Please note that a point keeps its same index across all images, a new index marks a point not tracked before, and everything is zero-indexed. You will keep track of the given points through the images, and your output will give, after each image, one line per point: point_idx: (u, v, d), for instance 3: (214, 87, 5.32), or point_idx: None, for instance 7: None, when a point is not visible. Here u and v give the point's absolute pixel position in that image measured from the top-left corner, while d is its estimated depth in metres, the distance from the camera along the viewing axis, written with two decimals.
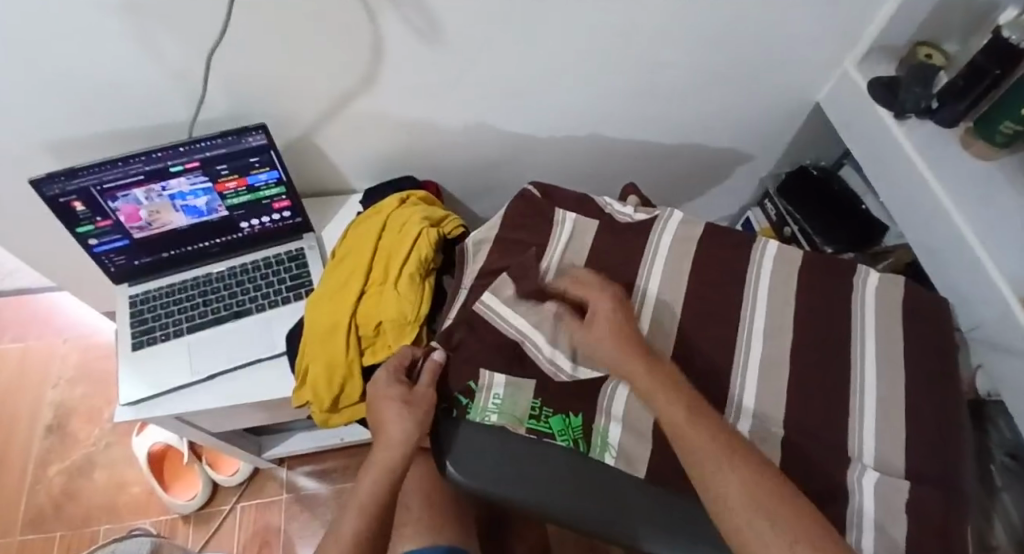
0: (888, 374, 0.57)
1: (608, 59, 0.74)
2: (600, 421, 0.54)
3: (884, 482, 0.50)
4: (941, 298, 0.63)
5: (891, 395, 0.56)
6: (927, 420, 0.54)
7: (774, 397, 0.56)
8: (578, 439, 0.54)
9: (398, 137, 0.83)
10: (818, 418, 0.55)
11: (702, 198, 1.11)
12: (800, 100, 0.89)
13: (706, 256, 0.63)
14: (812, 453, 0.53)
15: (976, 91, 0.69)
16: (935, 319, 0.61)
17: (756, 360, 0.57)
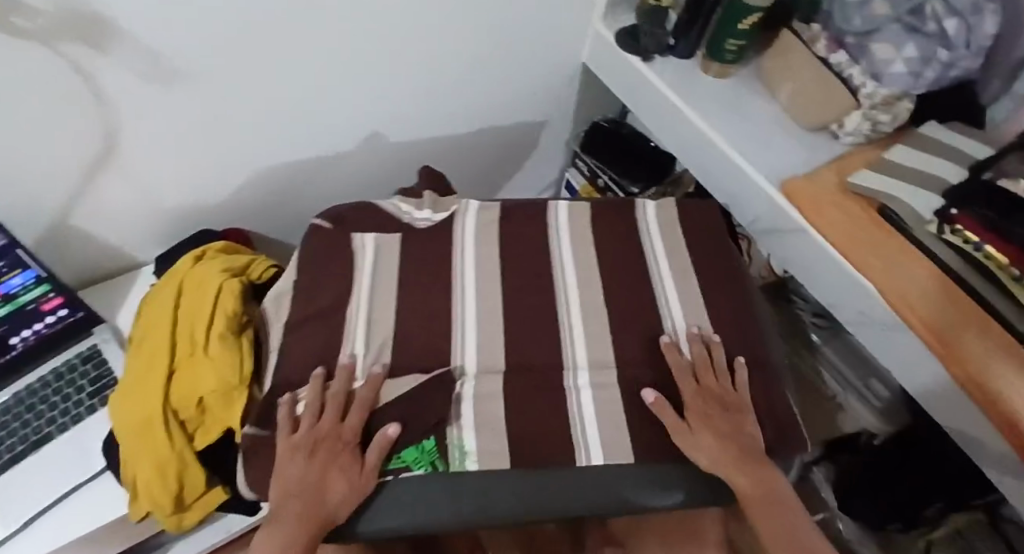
0: (685, 286, 0.63)
1: (370, 59, 0.74)
2: (451, 434, 0.52)
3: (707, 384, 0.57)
4: (712, 203, 0.73)
5: (691, 303, 0.62)
6: (724, 315, 0.62)
7: (603, 338, 0.58)
8: (434, 460, 0.52)
9: (178, 196, 0.75)
10: (645, 346, 0.58)
11: (521, 175, 1.14)
12: (570, 63, 0.95)
13: (511, 230, 0.66)
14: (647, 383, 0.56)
15: (700, 22, 0.79)
16: (707, 228, 0.69)
17: (577, 306, 0.60)
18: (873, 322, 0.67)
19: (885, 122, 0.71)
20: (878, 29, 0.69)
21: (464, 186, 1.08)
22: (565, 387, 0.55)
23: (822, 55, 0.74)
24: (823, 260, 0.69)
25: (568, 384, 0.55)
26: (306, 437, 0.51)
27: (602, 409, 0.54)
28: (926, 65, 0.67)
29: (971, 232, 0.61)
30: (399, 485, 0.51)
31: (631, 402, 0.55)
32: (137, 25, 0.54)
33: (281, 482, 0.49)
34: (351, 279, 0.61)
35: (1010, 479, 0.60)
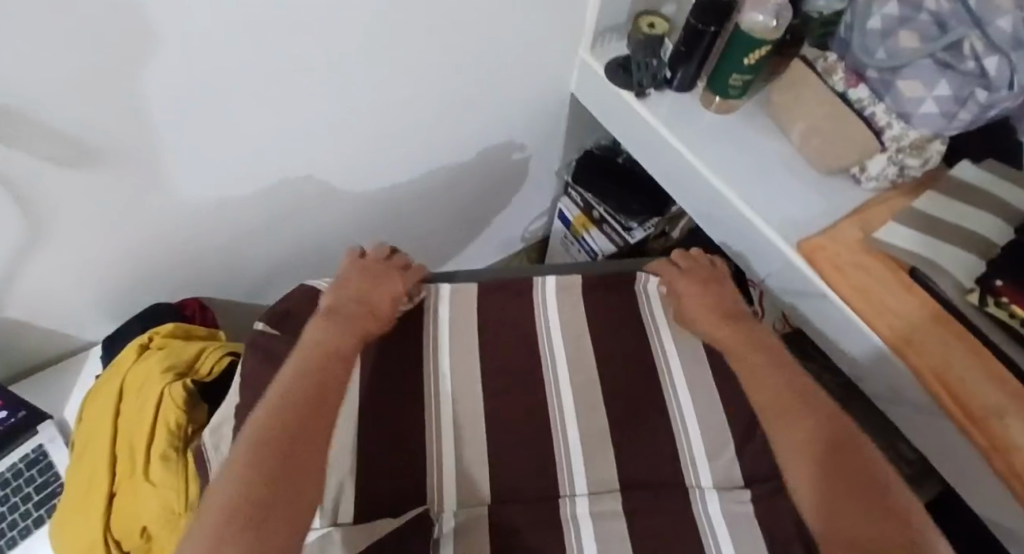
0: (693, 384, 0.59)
1: (333, 114, 0.67)
2: None
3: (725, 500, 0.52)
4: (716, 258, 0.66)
5: (704, 406, 0.58)
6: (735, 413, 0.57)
7: (603, 455, 0.55)
8: None
9: (123, 273, 0.68)
10: (649, 465, 0.54)
11: (510, 205, 1.07)
12: (557, 93, 0.87)
13: (489, 321, 0.63)
14: (653, 512, 0.51)
15: (699, 53, 0.69)
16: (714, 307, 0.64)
17: (575, 414, 0.57)
18: (907, 398, 0.60)
19: (914, 167, 0.64)
20: (906, 65, 0.60)
21: (448, 224, 1.00)
22: (563, 514, 0.50)
23: (840, 90, 0.65)
24: (849, 332, 0.61)
25: (566, 516, 0.50)
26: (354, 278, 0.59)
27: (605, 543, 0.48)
28: (960, 105, 0.59)
29: (1016, 304, 0.52)
30: None
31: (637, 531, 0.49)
32: (48, 120, 0.46)
33: (270, 407, 0.44)
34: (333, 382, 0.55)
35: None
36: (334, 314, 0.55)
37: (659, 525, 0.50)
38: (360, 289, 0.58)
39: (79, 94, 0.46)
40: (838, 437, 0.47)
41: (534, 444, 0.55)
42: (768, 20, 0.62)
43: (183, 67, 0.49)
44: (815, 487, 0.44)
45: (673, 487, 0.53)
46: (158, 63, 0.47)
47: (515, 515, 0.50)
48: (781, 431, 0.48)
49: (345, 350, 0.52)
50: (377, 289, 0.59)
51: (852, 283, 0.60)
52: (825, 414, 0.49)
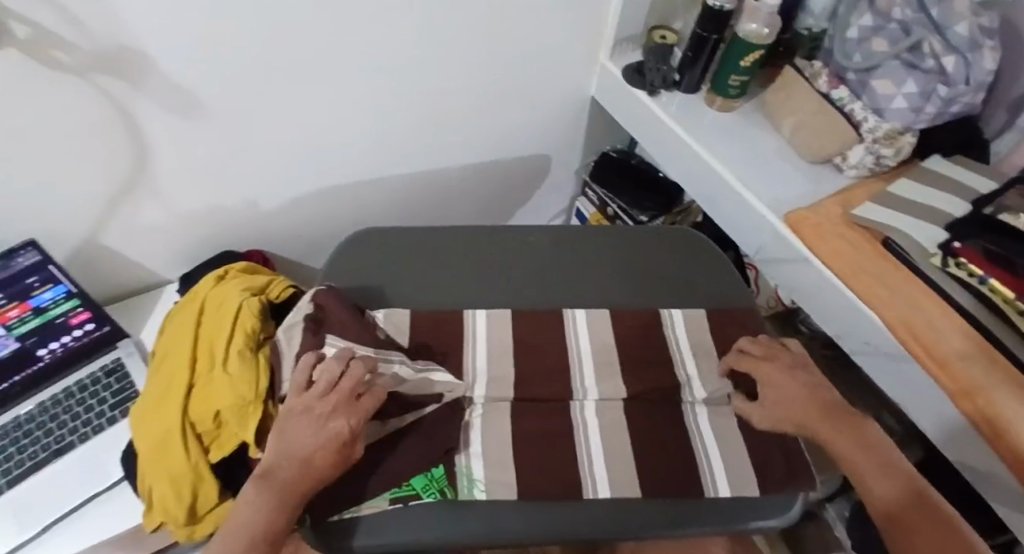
0: (690, 317, 0.65)
1: (386, 93, 0.78)
2: (461, 462, 0.54)
3: (714, 415, 0.59)
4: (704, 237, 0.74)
5: (699, 337, 0.63)
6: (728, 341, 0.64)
7: (607, 364, 0.61)
8: (444, 488, 0.53)
9: (201, 221, 0.79)
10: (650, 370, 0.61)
11: (532, 201, 1.18)
12: (578, 96, 0.99)
13: (520, 243, 0.70)
14: (653, 419, 0.58)
15: (704, 58, 0.81)
16: (709, 252, 0.72)
17: (585, 327, 0.64)
18: (880, 351, 0.68)
19: (889, 156, 0.74)
20: (878, 66, 0.71)
21: (476, 212, 1.11)
22: (574, 414, 0.58)
23: (823, 91, 0.76)
24: (828, 292, 0.70)
25: (576, 416, 0.58)
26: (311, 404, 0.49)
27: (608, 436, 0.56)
28: (926, 100, 0.69)
29: (975, 265, 0.63)
30: (408, 513, 0.52)
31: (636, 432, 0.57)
32: (163, 62, 0.58)
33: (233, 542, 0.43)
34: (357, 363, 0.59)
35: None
36: (272, 471, 0.46)
37: (654, 428, 0.57)
38: (302, 433, 0.47)
39: (188, 41, 0.57)
40: (930, 513, 0.48)
41: (549, 352, 0.62)
42: (760, 28, 0.74)
43: (267, 24, 0.61)
44: None
45: (670, 400, 0.60)
46: (250, 20, 0.59)
47: (529, 412, 0.58)
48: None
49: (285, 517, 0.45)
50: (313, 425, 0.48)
51: (834, 249, 0.69)
52: (912, 485, 0.50)
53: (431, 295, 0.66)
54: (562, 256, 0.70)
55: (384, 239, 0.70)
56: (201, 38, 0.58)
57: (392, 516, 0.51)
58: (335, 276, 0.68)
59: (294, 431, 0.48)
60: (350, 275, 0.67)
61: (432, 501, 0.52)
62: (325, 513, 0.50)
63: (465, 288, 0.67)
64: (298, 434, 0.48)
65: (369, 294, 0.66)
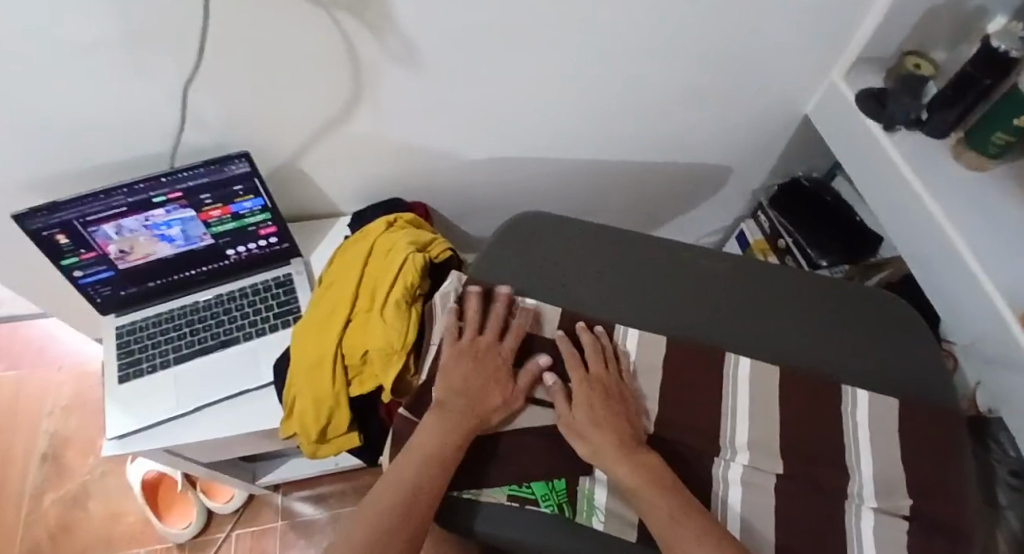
0: (879, 401, 0.57)
1: (592, 75, 0.75)
2: (583, 483, 0.54)
3: (880, 524, 0.51)
4: (910, 311, 0.64)
5: (886, 432, 0.55)
6: (918, 442, 0.55)
7: (764, 424, 0.56)
8: (562, 503, 0.53)
9: (387, 162, 0.83)
10: (810, 445, 0.55)
11: (697, 210, 1.10)
12: (787, 113, 0.89)
13: (695, 267, 0.65)
14: (802, 502, 0.52)
15: (966, 101, 0.69)
16: (911, 332, 0.62)
17: (745, 380, 0.58)
18: None
19: None
20: None
21: (635, 208, 1.06)
22: (715, 472, 0.55)
23: None
24: None
25: (717, 471, 0.55)
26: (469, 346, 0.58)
27: (746, 505, 0.52)
28: None
29: None
30: (524, 514, 0.52)
31: (781, 507, 0.52)
32: (400, 8, 0.59)
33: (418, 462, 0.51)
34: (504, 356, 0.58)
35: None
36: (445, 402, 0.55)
37: (802, 508, 0.52)
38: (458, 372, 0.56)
39: None
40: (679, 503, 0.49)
41: (704, 393, 0.58)
42: None
43: None
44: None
45: (825, 486, 0.53)
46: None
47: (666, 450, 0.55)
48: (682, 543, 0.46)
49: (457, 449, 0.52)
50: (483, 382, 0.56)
51: None
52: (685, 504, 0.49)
53: (576, 295, 0.64)
54: (738, 290, 0.64)
55: (539, 227, 0.68)
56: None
57: (508, 511, 0.52)
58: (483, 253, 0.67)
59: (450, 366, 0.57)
60: (499, 259, 0.66)
61: (548, 511, 0.53)
62: (458, 481, 0.54)
63: (616, 296, 0.64)
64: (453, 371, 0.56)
65: (513, 280, 0.65)
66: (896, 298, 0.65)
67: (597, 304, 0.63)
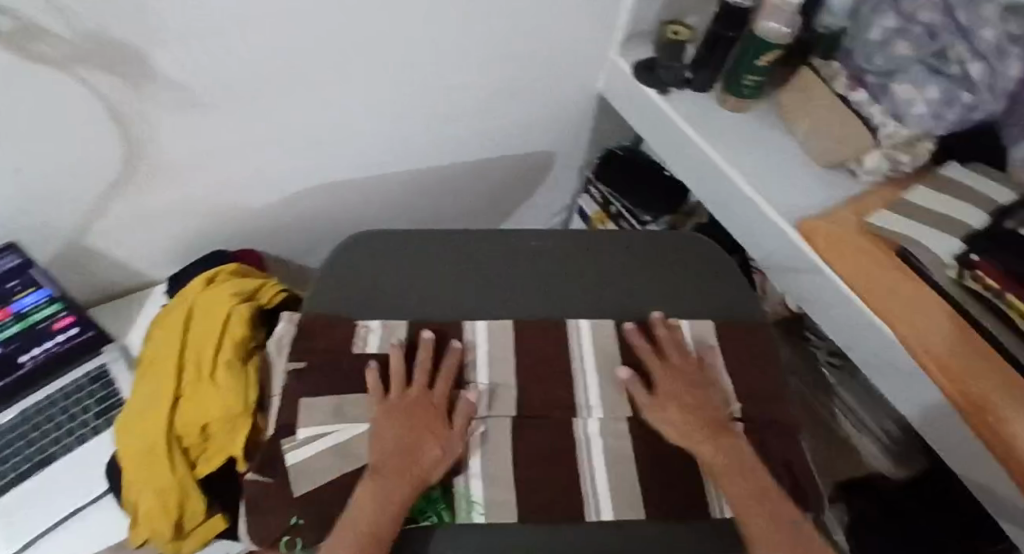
0: (699, 331, 0.63)
1: (388, 87, 0.75)
2: (458, 482, 0.52)
3: (722, 434, 0.56)
4: (711, 245, 0.72)
5: (707, 353, 0.61)
6: (738, 358, 0.62)
7: (610, 379, 0.59)
8: (441, 510, 0.51)
9: (193, 218, 0.76)
10: (656, 385, 0.59)
11: (534, 198, 1.14)
12: (584, 92, 0.96)
13: (523, 248, 0.68)
14: (660, 437, 0.56)
15: (717, 57, 0.79)
16: (714, 263, 0.71)
17: (588, 340, 0.61)
18: (891, 364, 0.65)
19: (907, 163, 0.70)
20: (900, 69, 0.69)
21: (477, 210, 1.08)
22: (577, 432, 0.55)
23: (842, 93, 0.73)
24: (842, 306, 0.67)
25: (578, 431, 0.55)
26: (399, 403, 0.54)
27: (612, 453, 0.54)
28: (948, 108, 0.67)
29: (989, 278, 0.59)
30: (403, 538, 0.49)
31: (642, 446, 0.55)
32: (153, 54, 0.54)
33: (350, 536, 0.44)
34: (350, 382, 0.56)
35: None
36: (382, 467, 0.49)
37: (661, 441, 0.55)
38: (389, 432, 0.52)
39: (178, 31, 0.53)
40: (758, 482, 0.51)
41: (549, 363, 0.59)
42: (780, 27, 0.69)
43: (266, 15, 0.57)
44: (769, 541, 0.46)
45: None
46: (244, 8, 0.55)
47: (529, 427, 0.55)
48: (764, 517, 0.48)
49: (399, 515, 0.47)
50: (416, 431, 0.52)
51: (844, 258, 0.66)
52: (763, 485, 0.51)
53: (423, 301, 0.63)
54: (566, 260, 0.68)
55: (363, 249, 0.66)
56: (193, 29, 0.54)
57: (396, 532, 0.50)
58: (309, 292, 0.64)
59: (381, 426, 0.52)
60: (336, 282, 0.64)
61: (429, 524, 0.50)
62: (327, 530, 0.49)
63: (454, 298, 0.64)
64: (388, 429, 0.52)
65: (350, 303, 0.63)
66: (703, 237, 0.73)
67: (440, 310, 0.63)
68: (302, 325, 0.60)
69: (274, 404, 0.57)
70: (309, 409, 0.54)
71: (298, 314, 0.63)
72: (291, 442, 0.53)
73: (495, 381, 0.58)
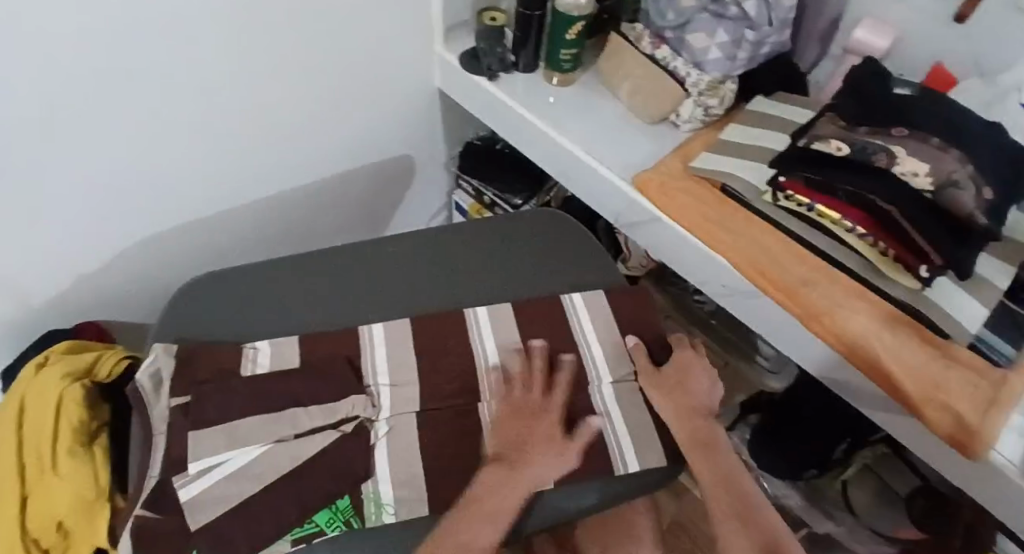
0: (592, 296, 0.66)
1: (209, 126, 0.72)
2: (366, 487, 0.52)
3: (621, 392, 0.60)
4: (552, 216, 0.75)
5: (599, 315, 0.64)
6: (629, 318, 0.65)
7: (513, 356, 0.60)
8: (350, 519, 0.51)
9: (19, 301, 0.71)
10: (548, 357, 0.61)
11: (407, 202, 1.14)
12: (424, 91, 0.96)
13: (373, 257, 0.69)
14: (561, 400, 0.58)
15: (532, 38, 0.82)
16: (559, 234, 0.73)
17: (486, 324, 0.62)
18: (736, 291, 0.70)
19: (716, 106, 0.76)
20: (690, 21, 0.72)
21: (349, 226, 1.06)
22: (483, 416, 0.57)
23: (649, 53, 0.77)
24: (687, 247, 0.71)
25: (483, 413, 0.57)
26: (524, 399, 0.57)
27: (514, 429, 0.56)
28: (737, 47, 0.72)
29: (801, 195, 0.65)
30: None
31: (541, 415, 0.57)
32: None
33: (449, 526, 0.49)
34: (253, 399, 0.53)
35: (892, 416, 0.62)
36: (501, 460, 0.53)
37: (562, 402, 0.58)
38: (511, 428, 0.55)
39: None
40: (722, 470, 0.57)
41: (454, 351, 0.60)
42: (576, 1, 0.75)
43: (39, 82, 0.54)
44: (731, 526, 0.54)
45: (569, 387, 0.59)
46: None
47: (412, 425, 0.55)
48: (726, 505, 0.55)
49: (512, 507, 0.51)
50: (535, 437, 0.55)
51: (677, 203, 0.70)
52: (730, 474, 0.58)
53: (303, 319, 0.63)
54: (422, 260, 0.69)
55: (216, 287, 0.65)
56: None
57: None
58: (166, 333, 0.62)
59: (507, 421, 0.56)
60: (209, 313, 0.63)
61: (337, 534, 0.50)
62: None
63: (322, 314, 0.64)
64: (511, 422, 0.56)
65: (231, 328, 0.62)
66: (548, 211, 0.76)
67: (314, 325, 0.63)
68: (183, 357, 0.57)
69: (156, 450, 0.52)
70: (198, 441, 0.51)
71: (175, 346, 0.58)
72: (182, 478, 0.49)
73: (397, 379, 0.58)
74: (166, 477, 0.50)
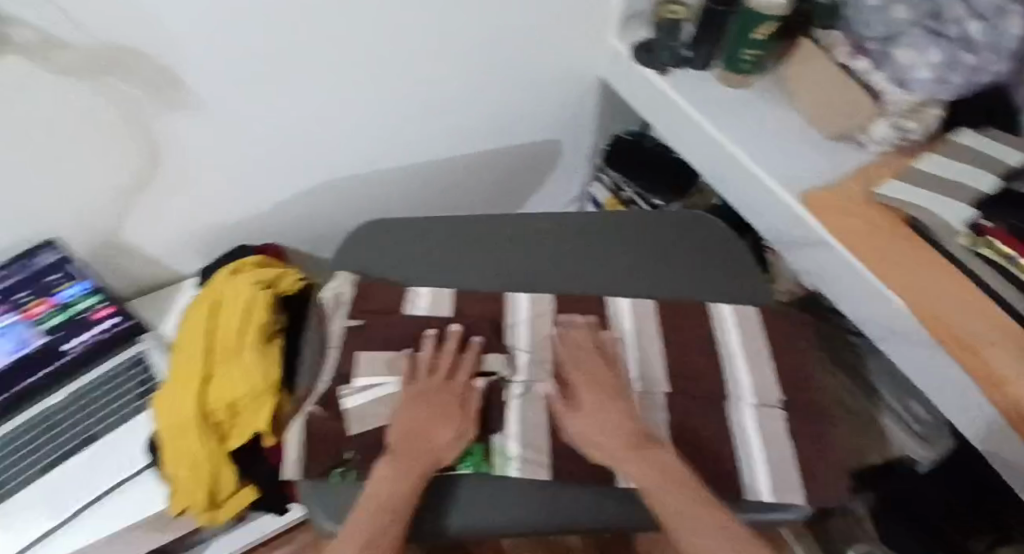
0: (741, 311, 0.64)
1: (390, 80, 0.79)
2: (497, 440, 0.53)
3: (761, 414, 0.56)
4: (707, 221, 0.74)
5: (748, 326, 0.63)
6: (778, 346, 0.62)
7: (650, 351, 0.60)
8: (480, 462, 0.52)
9: (214, 213, 0.82)
10: (687, 363, 0.59)
11: (546, 185, 1.16)
12: (585, 77, 0.98)
13: (525, 229, 0.72)
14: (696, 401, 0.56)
15: (711, 35, 0.81)
16: (711, 240, 0.72)
17: (627, 314, 0.63)
18: (898, 333, 0.64)
19: (914, 130, 0.70)
20: (901, 34, 0.68)
21: (490, 199, 1.10)
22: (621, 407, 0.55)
23: (842, 62, 0.74)
24: (848, 277, 0.67)
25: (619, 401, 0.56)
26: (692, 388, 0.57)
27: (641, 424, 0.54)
28: (952, 70, 0.66)
29: (1005, 244, 0.57)
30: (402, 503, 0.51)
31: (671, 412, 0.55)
32: (165, 58, 0.60)
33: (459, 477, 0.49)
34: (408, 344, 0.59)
35: None
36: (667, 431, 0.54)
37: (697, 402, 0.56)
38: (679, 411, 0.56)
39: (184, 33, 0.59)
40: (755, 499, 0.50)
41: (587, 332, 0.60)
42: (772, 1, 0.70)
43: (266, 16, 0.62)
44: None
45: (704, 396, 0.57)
46: (240, 12, 0.60)
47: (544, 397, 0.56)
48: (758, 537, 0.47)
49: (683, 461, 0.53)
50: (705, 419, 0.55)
51: (848, 228, 0.67)
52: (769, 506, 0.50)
53: (456, 273, 0.68)
54: (571, 239, 0.71)
55: (384, 230, 0.72)
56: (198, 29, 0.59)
57: None
58: (342, 267, 0.70)
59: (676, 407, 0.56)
60: (377, 260, 0.69)
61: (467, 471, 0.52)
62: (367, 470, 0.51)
63: (473, 272, 0.68)
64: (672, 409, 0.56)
65: (394, 269, 0.69)
66: (704, 215, 0.75)
67: (462, 281, 0.67)
68: (359, 287, 0.64)
69: (328, 359, 0.59)
70: (366, 361, 0.57)
71: (355, 278, 0.67)
72: (350, 388, 0.55)
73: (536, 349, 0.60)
74: (331, 389, 0.56)
